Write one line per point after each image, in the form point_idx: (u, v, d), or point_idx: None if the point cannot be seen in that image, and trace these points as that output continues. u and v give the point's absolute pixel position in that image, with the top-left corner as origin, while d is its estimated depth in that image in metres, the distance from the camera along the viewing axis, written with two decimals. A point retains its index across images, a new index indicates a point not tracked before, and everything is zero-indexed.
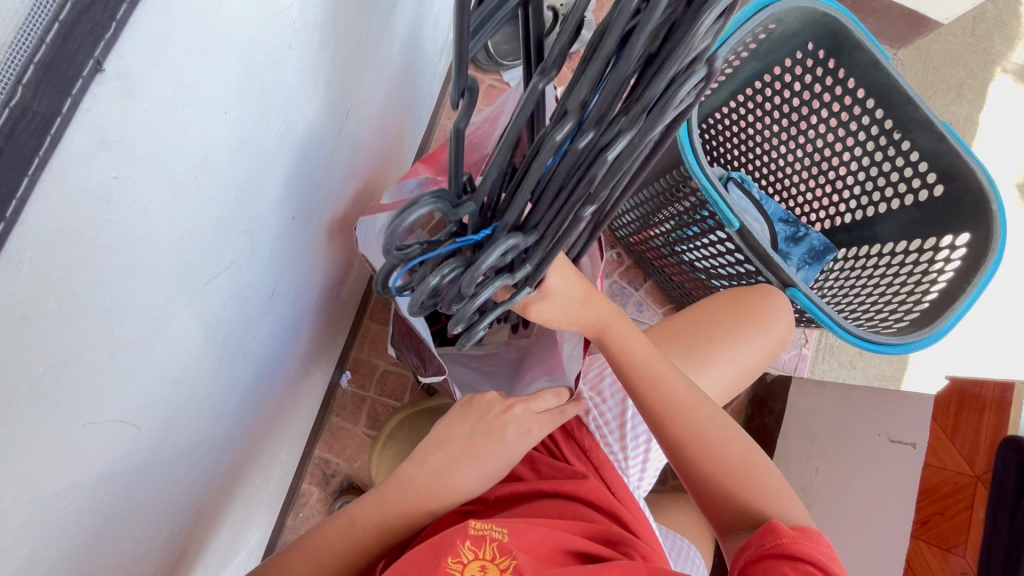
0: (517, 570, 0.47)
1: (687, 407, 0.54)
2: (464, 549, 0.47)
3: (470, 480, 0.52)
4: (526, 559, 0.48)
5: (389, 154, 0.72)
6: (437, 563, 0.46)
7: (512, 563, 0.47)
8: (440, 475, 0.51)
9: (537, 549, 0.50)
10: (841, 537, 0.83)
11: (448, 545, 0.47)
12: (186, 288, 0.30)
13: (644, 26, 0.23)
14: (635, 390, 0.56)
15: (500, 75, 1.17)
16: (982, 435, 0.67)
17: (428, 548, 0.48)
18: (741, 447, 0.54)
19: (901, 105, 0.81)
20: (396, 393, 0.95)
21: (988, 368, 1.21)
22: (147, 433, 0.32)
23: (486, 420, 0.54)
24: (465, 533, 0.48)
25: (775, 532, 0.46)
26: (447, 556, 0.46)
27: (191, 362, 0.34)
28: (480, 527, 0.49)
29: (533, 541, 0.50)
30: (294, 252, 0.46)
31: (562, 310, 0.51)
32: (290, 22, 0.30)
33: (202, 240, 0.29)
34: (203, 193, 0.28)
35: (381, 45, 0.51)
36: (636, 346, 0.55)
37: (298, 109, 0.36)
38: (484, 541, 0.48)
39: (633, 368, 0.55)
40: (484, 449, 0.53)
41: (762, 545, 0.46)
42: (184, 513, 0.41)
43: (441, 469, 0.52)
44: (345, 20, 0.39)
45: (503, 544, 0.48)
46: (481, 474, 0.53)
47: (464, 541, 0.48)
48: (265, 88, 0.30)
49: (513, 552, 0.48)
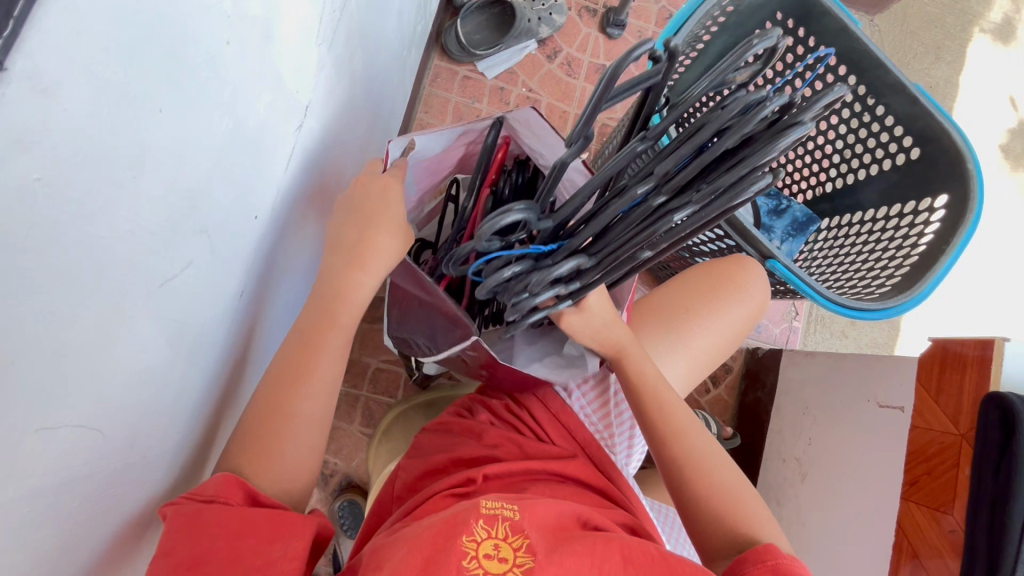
0: (530, 548, 0.46)
1: (689, 432, 0.58)
2: (478, 527, 0.46)
3: (388, 248, 0.53)
4: (538, 537, 0.48)
5: (360, 151, 0.72)
6: (452, 541, 0.45)
7: (524, 542, 0.46)
8: (360, 251, 0.52)
9: (546, 522, 0.50)
10: (834, 503, 0.84)
11: (461, 525, 0.46)
12: (141, 290, 0.30)
13: (736, 131, 0.34)
14: (640, 408, 0.59)
15: (474, 66, 1.17)
16: (965, 392, 0.68)
17: (440, 526, 0.46)
18: (733, 478, 0.56)
19: (873, 70, 0.80)
20: (389, 390, 1.06)
21: (979, 329, 1.21)
22: (115, 434, 0.32)
23: (357, 195, 0.53)
24: (478, 513, 0.47)
25: (773, 552, 0.49)
26: (462, 534, 0.45)
27: (153, 365, 0.34)
28: (491, 507, 0.49)
29: (542, 513, 0.51)
30: (261, 252, 0.46)
31: (589, 325, 0.56)
32: (225, 16, 0.30)
33: (153, 241, 0.30)
34: (146, 194, 0.28)
35: (335, 38, 0.50)
36: (649, 370, 0.60)
37: (248, 105, 0.36)
38: (497, 520, 0.47)
39: (644, 392, 0.59)
40: (377, 212, 0.52)
41: (761, 560, 0.48)
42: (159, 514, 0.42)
43: (359, 246, 0.52)
44: (293, 15, 0.39)
45: (515, 523, 0.48)
46: (397, 241, 0.53)
47: (477, 520, 0.46)
48: (205, 86, 0.30)
49: (525, 532, 0.47)
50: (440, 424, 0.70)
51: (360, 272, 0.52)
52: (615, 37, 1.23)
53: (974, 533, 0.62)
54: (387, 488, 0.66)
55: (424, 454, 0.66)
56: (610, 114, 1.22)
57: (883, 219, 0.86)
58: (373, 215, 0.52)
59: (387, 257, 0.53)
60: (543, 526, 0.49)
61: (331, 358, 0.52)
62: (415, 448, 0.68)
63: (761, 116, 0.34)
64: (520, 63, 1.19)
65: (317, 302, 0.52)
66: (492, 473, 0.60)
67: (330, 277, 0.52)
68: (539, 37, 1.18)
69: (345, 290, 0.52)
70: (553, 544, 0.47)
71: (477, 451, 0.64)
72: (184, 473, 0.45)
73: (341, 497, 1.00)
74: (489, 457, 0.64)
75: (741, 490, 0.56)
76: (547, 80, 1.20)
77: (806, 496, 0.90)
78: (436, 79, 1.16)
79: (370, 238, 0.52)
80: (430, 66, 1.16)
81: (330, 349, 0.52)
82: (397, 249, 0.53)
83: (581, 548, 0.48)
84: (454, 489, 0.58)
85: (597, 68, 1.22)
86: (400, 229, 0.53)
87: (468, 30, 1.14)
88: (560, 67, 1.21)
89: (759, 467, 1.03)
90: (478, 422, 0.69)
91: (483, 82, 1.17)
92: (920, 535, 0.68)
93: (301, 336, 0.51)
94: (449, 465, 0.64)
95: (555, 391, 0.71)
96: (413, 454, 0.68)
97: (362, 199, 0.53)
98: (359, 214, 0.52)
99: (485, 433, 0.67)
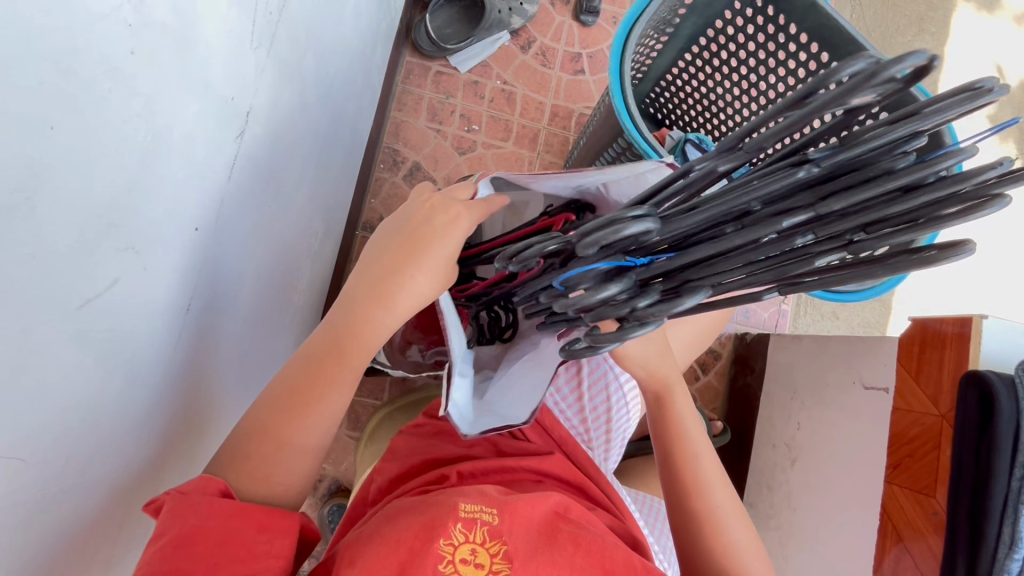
0: (507, 555, 0.45)
1: (717, 484, 0.56)
2: (455, 531, 0.45)
3: (420, 290, 0.49)
4: (518, 543, 0.46)
5: (319, 153, 0.71)
6: (430, 544, 0.44)
7: (501, 548, 0.46)
8: (385, 291, 0.48)
9: (527, 523, 0.48)
10: (823, 489, 0.83)
11: (439, 528, 0.45)
12: (53, 313, 0.29)
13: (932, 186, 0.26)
14: (668, 452, 0.57)
15: (447, 60, 1.15)
16: (944, 371, 0.66)
17: (419, 529, 0.45)
18: (751, 539, 0.55)
19: (846, 46, 0.78)
20: (375, 392, 1.06)
21: (972, 305, 1.20)
22: (40, 462, 0.31)
23: (411, 227, 0.50)
24: (456, 516, 0.46)
25: None
26: (438, 538, 0.44)
27: (79, 388, 0.33)
28: (470, 510, 0.47)
29: (524, 514, 0.49)
30: (206, 262, 0.45)
31: (645, 354, 0.56)
32: (125, 25, 0.29)
33: (61, 261, 0.29)
34: (45, 215, 0.27)
35: (276, 38, 0.49)
36: (688, 417, 0.58)
37: (169, 114, 0.35)
38: (476, 525, 0.46)
39: (678, 438, 0.57)
40: (416, 252, 0.48)
41: None
42: (105, 534, 0.41)
43: (384, 285, 0.48)
44: (216, 18, 0.38)
45: (493, 527, 0.47)
46: (432, 284, 0.49)
47: (455, 523, 0.45)
48: (108, 99, 0.29)
49: (503, 537, 0.46)
50: (415, 426, 0.70)
51: (384, 315, 0.48)
52: (589, 24, 1.21)
53: (955, 516, 0.61)
54: (362, 492, 0.65)
55: (400, 456, 0.65)
56: (587, 103, 1.20)
57: None
58: (411, 251, 0.49)
59: (414, 299, 0.49)
60: (527, 529, 0.48)
61: (340, 393, 0.49)
62: (390, 451, 0.66)
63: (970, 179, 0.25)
64: (494, 55, 1.17)
65: (331, 335, 0.49)
66: (466, 470, 0.59)
67: (353, 311, 0.48)
68: (512, 28, 1.15)
69: (362, 331, 0.49)
70: (533, 550, 0.46)
71: (453, 451, 0.64)
72: (138, 490, 0.44)
73: (329, 502, 1.00)
74: (465, 457, 0.64)
75: (722, 493, 0.56)
76: (522, 72, 1.18)
77: (796, 481, 0.89)
78: (408, 75, 1.14)
79: (401, 277, 0.48)
80: (402, 62, 1.14)
81: (345, 366, 0.49)
82: (428, 289, 0.49)
83: (560, 556, 0.47)
84: (427, 486, 0.57)
85: (572, 56, 1.21)
86: (438, 270, 0.49)
87: (439, 24, 1.12)
88: (535, 57, 1.19)
89: (750, 454, 1.02)
90: (449, 423, 0.69)
91: (457, 77, 1.15)
92: (903, 518, 0.68)
93: (318, 360, 0.48)
94: (424, 467, 0.63)
95: None
96: (388, 457, 0.66)
97: (413, 234, 0.49)
98: (395, 249, 0.49)
99: (459, 433, 0.67)
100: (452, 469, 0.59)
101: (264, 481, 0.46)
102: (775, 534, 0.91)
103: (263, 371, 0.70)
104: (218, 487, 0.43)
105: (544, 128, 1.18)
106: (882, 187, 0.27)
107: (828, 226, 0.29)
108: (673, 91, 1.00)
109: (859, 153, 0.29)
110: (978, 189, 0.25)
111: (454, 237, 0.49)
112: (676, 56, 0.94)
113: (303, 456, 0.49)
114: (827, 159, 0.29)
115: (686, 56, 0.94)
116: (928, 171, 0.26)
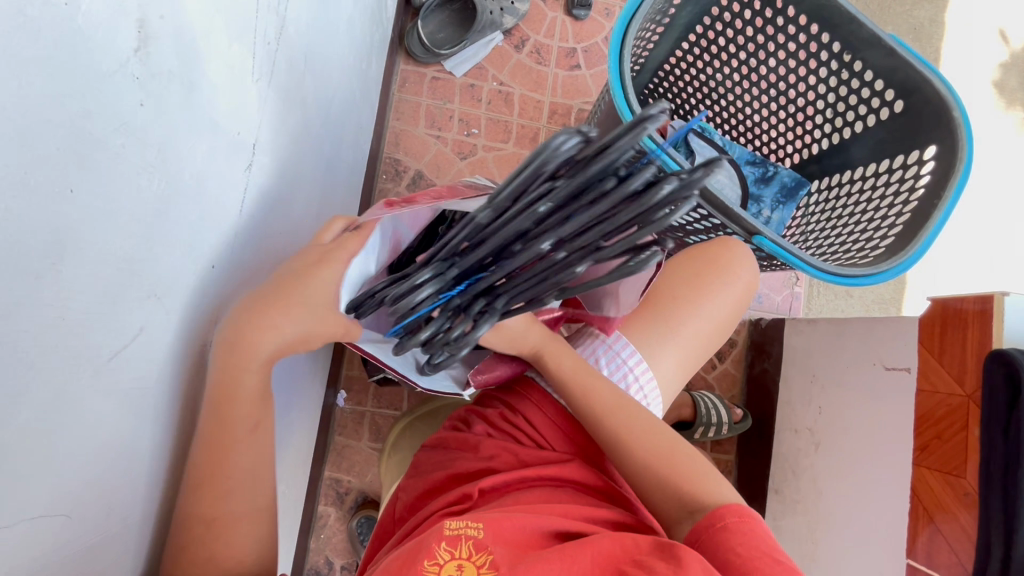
0: (494, 565, 0.46)
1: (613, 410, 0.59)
2: (441, 550, 0.46)
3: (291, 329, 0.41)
4: (503, 552, 0.47)
5: (324, 173, 0.71)
6: (414, 565, 0.45)
7: (489, 558, 0.46)
8: (241, 340, 0.40)
9: (511, 538, 0.49)
10: (852, 475, 0.82)
11: (423, 550, 0.46)
12: (86, 369, 0.30)
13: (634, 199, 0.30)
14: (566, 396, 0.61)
15: (442, 66, 1.14)
16: (968, 351, 0.67)
17: (401, 560, 0.46)
18: (665, 440, 0.58)
19: (845, 25, 0.79)
20: (394, 403, 1.06)
21: (987, 275, 1.18)
22: (78, 513, 0.32)
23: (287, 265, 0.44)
24: (440, 535, 0.47)
25: (722, 515, 0.50)
26: (423, 560, 0.45)
27: (112, 441, 0.34)
28: (455, 526, 0.48)
29: (507, 528, 0.49)
30: (223, 299, 0.46)
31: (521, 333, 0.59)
32: (133, 79, 0.29)
33: (92, 320, 0.29)
34: (71, 277, 0.27)
35: (276, 67, 0.48)
36: (565, 361, 0.62)
37: (181, 158, 0.35)
38: (461, 540, 0.47)
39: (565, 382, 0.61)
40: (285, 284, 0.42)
41: (712, 527, 0.49)
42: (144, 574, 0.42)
43: (238, 333, 0.40)
44: (218, 57, 0.37)
45: (479, 540, 0.47)
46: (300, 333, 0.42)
47: (440, 542, 0.46)
48: (123, 154, 0.29)
49: (489, 548, 0.47)
50: (435, 441, 0.69)
51: (246, 365, 0.41)
52: (581, 18, 1.20)
53: (987, 496, 0.61)
54: (388, 508, 0.66)
55: (422, 473, 0.66)
56: (585, 98, 1.19)
57: (885, 173, 0.83)
58: (274, 298, 0.41)
59: (282, 339, 0.41)
60: (509, 541, 0.48)
61: (245, 447, 0.43)
62: (415, 467, 0.67)
63: (648, 193, 0.30)
64: (488, 56, 1.17)
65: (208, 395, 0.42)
66: (488, 486, 0.59)
67: (213, 367, 0.41)
68: (504, 28, 1.14)
69: (231, 385, 0.41)
70: (516, 559, 0.46)
71: (472, 466, 0.63)
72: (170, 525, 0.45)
73: (357, 514, 1.01)
74: (486, 470, 0.62)
75: (648, 423, 0.59)
76: (517, 71, 1.17)
77: (821, 465, 0.89)
78: (404, 84, 1.13)
79: (253, 326, 0.40)
80: (397, 71, 1.13)
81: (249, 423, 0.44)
82: (292, 342, 0.42)
83: (550, 554, 0.46)
84: (448, 506, 0.57)
85: (566, 52, 1.20)
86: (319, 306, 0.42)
87: (431, 30, 1.11)
88: (529, 56, 1.18)
89: (770, 440, 1.01)
90: (474, 434, 0.67)
91: (453, 81, 1.15)
92: (935, 501, 0.67)
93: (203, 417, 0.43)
94: (447, 483, 0.62)
95: (549, 396, 0.68)
96: (413, 473, 0.67)
97: (288, 270, 0.43)
98: (255, 295, 0.42)
99: (481, 445, 0.65)
100: (476, 486, 0.59)
101: (204, 563, 0.43)
102: (802, 520, 0.90)
103: (284, 394, 0.71)
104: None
105: (543, 126, 1.17)
106: (592, 212, 0.31)
107: (569, 248, 0.34)
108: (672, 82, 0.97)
109: (572, 186, 0.31)
110: (657, 201, 0.30)
111: (325, 278, 0.43)
112: (670, 48, 0.91)
113: (242, 522, 0.45)
114: (550, 198, 0.32)
115: (682, 47, 0.91)
116: (627, 192, 0.30)
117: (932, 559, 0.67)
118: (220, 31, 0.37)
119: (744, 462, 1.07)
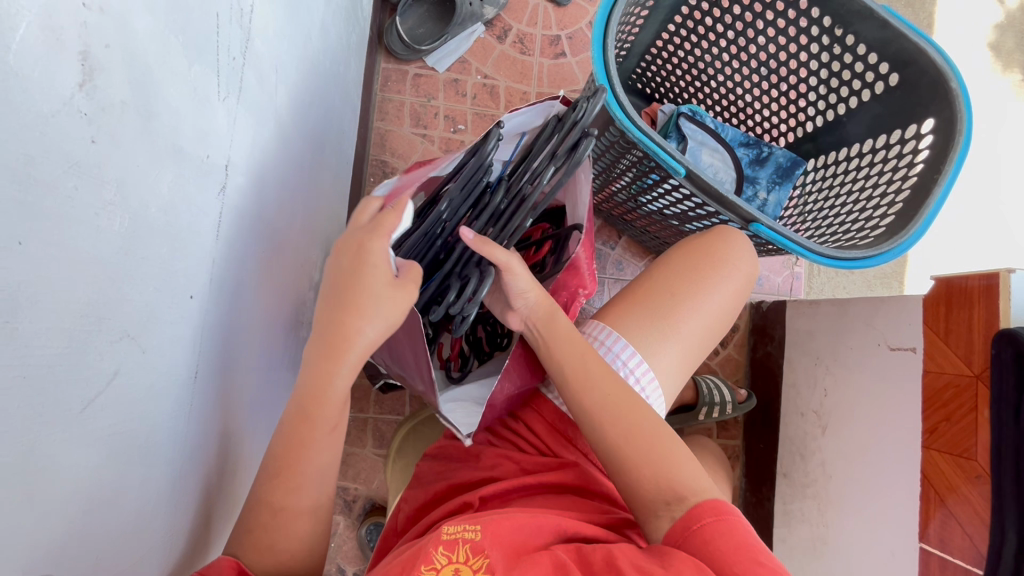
0: (490, 569, 0.44)
1: (626, 425, 0.54)
2: (437, 554, 0.45)
3: (373, 335, 0.47)
4: (500, 556, 0.45)
5: (308, 183, 0.69)
6: (412, 569, 0.44)
7: (484, 562, 0.44)
8: (338, 343, 0.46)
9: (509, 545, 0.46)
10: (860, 457, 0.81)
11: (420, 556, 0.45)
12: (57, 422, 0.28)
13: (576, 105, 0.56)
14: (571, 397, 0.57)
15: (423, 61, 1.11)
16: (974, 328, 0.66)
17: (400, 565, 0.45)
18: (668, 471, 0.51)
19: None
20: (396, 407, 1.06)
21: (988, 245, 1.17)
22: (65, 568, 0.31)
23: (344, 271, 0.46)
24: (438, 540, 0.46)
25: (696, 515, 0.47)
26: (419, 565, 0.44)
27: (97, 489, 0.33)
28: (452, 531, 0.47)
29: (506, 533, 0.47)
30: (211, 328, 0.44)
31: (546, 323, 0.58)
32: (81, 116, 0.27)
33: (55, 376, 0.28)
34: (28, 332, 0.26)
35: (244, 82, 0.46)
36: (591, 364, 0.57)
37: (145, 191, 0.33)
38: (458, 544, 0.46)
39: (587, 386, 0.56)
40: (355, 293, 0.46)
41: (686, 527, 0.46)
42: None
43: (334, 338, 0.46)
44: (179, 82, 0.36)
45: (476, 544, 0.46)
46: (382, 328, 0.47)
47: (436, 547, 0.45)
48: (76, 197, 0.27)
49: (487, 551, 0.45)
50: (437, 448, 0.68)
51: (337, 368, 0.46)
52: (564, 3, 1.16)
53: (999, 475, 0.59)
54: (391, 521, 0.64)
55: (425, 484, 0.64)
56: (572, 86, 1.16)
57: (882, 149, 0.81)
58: (350, 304, 0.46)
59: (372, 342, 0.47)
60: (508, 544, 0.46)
61: (325, 443, 0.48)
62: (417, 478, 0.66)
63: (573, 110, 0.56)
64: (471, 48, 1.14)
65: (300, 399, 0.47)
66: (488, 493, 0.58)
67: (311, 374, 0.46)
68: (485, 19, 1.11)
69: (324, 389, 0.46)
70: (515, 560, 0.45)
71: (477, 476, 0.62)
72: (174, 560, 0.44)
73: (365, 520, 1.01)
74: (488, 479, 0.61)
75: (672, 460, 0.52)
76: (501, 62, 1.14)
77: (828, 448, 0.88)
78: (386, 82, 1.11)
79: (346, 330, 0.46)
80: (378, 70, 1.11)
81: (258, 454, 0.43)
82: (379, 336, 0.47)
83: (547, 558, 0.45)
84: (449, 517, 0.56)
85: (550, 40, 1.17)
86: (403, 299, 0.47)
87: (411, 25, 1.08)
88: (513, 45, 1.15)
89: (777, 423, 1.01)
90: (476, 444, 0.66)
91: (436, 77, 1.12)
92: (945, 484, 0.67)
93: None
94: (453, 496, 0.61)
95: (549, 399, 0.67)
96: (414, 484, 0.66)
97: (347, 281, 0.46)
98: (337, 298, 0.46)
99: (482, 454, 0.64)
100: (478, 493, 0.58)
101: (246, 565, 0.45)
102: (812, 502, 0.90)
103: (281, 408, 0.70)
104: (234, 564, 0.44)
105: None
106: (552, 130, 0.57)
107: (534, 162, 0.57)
108: (660, 65, 0.96)
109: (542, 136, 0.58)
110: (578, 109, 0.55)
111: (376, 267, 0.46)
112: (656, 30, 0.89)
113: (260, 544, 0.46)
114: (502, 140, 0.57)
115: (668, 28, 0.88)
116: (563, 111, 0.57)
117: (946, 543, 0.66)
118: (178, 51, 0.35)
119: (751, 445, 1.06)
